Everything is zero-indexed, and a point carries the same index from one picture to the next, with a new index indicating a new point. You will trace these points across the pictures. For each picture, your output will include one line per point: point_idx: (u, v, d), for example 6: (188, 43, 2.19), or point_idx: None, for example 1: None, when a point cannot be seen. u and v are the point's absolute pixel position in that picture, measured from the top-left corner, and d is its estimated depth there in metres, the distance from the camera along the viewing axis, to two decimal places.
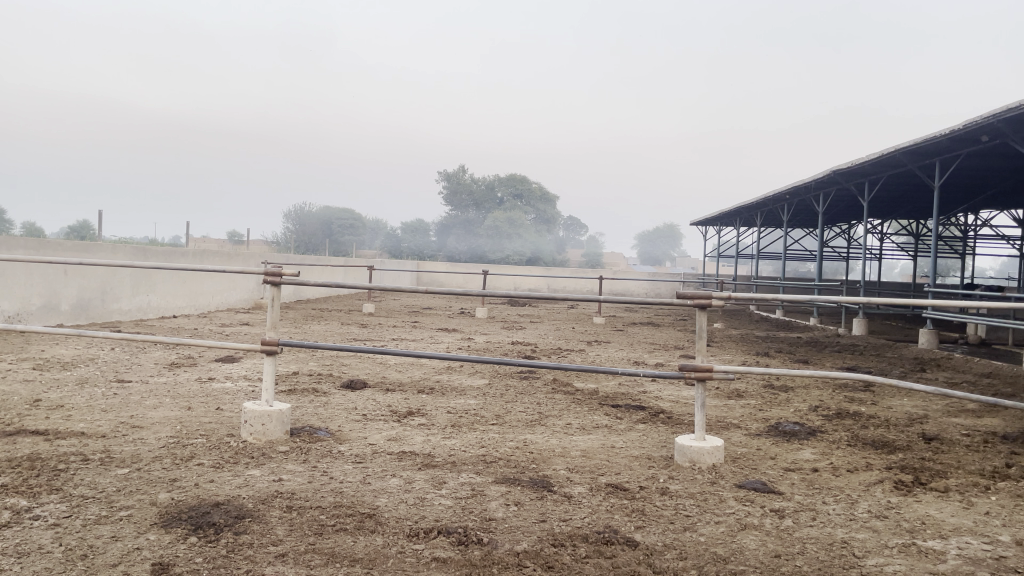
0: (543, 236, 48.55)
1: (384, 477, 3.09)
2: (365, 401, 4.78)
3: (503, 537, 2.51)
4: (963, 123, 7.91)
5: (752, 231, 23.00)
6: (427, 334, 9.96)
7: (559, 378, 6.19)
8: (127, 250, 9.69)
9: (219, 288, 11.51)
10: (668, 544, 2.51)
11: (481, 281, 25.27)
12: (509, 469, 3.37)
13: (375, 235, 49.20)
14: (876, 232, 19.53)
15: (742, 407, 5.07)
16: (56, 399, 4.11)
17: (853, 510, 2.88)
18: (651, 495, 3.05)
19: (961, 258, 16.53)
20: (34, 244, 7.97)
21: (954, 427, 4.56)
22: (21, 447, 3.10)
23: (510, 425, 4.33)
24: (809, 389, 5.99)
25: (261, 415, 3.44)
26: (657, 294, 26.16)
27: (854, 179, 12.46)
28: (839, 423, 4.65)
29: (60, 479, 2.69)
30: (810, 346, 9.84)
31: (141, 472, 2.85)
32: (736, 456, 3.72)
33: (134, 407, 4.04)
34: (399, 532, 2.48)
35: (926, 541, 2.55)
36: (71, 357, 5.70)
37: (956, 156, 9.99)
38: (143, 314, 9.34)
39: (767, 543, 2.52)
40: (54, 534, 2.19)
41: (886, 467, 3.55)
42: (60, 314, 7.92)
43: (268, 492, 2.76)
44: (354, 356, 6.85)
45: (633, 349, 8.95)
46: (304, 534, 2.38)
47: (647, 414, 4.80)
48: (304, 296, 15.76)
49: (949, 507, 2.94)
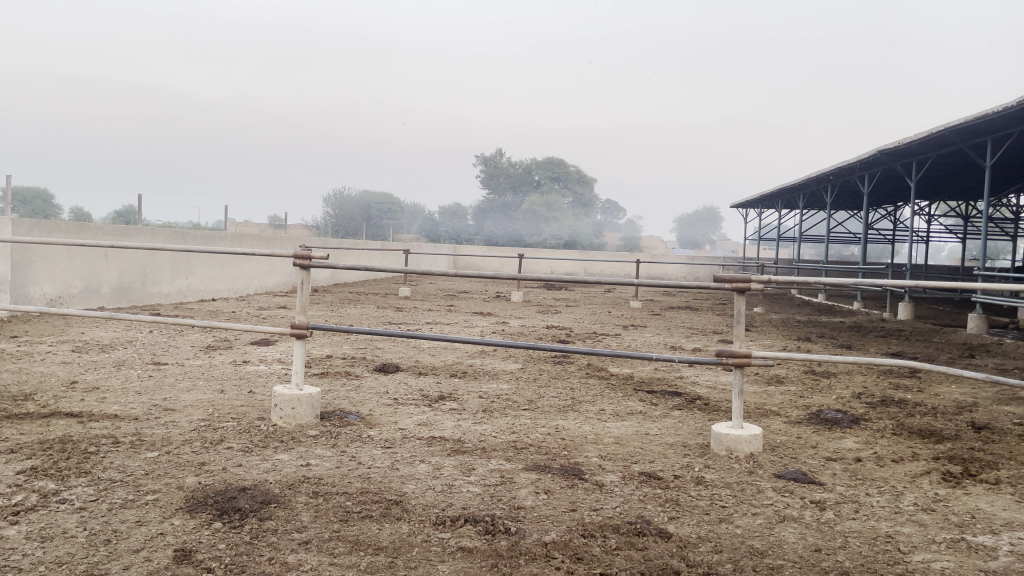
0: (581, 220, 48.12)
1: (412, 463, 3.05)
2: (396, 385, 4.76)
3: (531, 526, 2.44)
4: (1016, 99, 7.44)
5: (795, 213, 22.34)
6: (461, 318, 9.93)
7: (594, 363, 6.08)
8: (166, 234, 9.88)
9: (257, 271, 11.67)
10: (702, 536, 2.41)
11: (518, 265, 25.19)
12: (539, 456, 3.30)
13: (413, 220, 49.48)
14: (925, 212, 18.77)
15: (782, 393, 4.90)
16: (92, 382, 4.20)
17: (899, 503, 2.73)
18: (686, 484, 2.95)
19: (1014, 240, 15.75)
20: (75, 228, 8.18)
21: (1006, 416, 4.32)
22: (56, 429, 3.16)
23: (542, 411, 4.27)
24: (852, 375, 5.77)
25: (290, 399, 3.44)
26: (696, 277, 25.66)
27: (901, 159, 11.93)
28: (885, 410, 4.46)
29: (91, 462, 2.72)
30: (854, 331, 9.52)
31: (170, 456, 2.86)
32: (776, 444, 3.58)
33: (167, 390, 4.08)
34: (424, 520, 2.43)
35: (977, 537, 2.40)
36: (109, 339, 5.82)
37: (1010, 134, 9.48)
38: (182, 297, 9.54)
39: (806, 537, 2.40)
40: (79, 518, 2.20)
41: (935, 457, 3.37)
42: (101, 298, 8.13)
43: (295, 476, 2.74)
44: (388, 340, 6.85)
45: (670, 334, 8.78)
46: (328, 520, 2.35)
47: (683, 400, 4.67)
48: (341, 279, 15.92)
49: (1002, 500, 2.77)
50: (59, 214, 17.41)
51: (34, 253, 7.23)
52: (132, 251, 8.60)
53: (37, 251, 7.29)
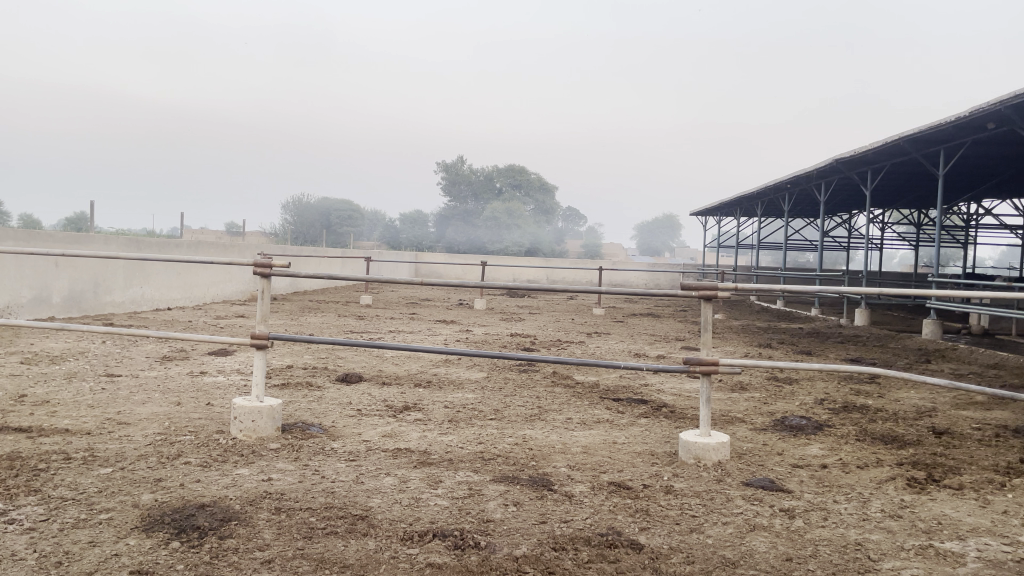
0: (542, 227, 48.32)
1: (377, 476, 2.97)
2: (360, 395, 4.66)
3: (501, 540, 2.39)
4: (969, 110, 7.71)
5: (753, 221, 22.81)
6: (425, 326, 9.84)
7: (559, 372, 6.06)
8: (120, 241, 9.55)
9: (215, 279, 11.38)
10: (674, 547, 2.40)
11: (481, 273, 25.13)
12: (508, 466, 3.25)
13: (374, 227, 49.03)
14: (878, 221, 19.34)
15: (747, 400, 4.95)
16: (41, 395, 3.99)
17: (865, 509, 2.76)
18: (656, 494, 2.94)
19: (963, 248, 16.34)
20: (24, 235, 7.85)
21: (965, 421, 4.44)
22: (2, 445, 2.98)
23: (509, 420, 4.22)
24: (813, 381, 5.88)
25: (251, 411, 3.33)
26: (657, 285, 25.91)
27: (857, 168, 12.28)
28: (847, 416, 4.54)
29: (40, 479, 2.57)
30: (813, 337, 9.73)
31: (125, 472, 2.73)
32: (742, 451, 3.61)
33: (121, 402, 3.92)
34: (391, 535, 2.36)
35: (944, 543, 2.44)
36: (60, 350, 5.58)
37: (961, 144, 9.84)
38: (137, 306, 9.22)
39: (777, 546, 2.40)
40: (28, 540, 2.07)
41: (897, 463, 3.44)
42: (52, 307, 7.80)
43: (256, 492, 2.64)
44: (350, 349, 6.73)
45: (634, 341, 8.84)
46: (292, 538, 2.26)
47: (650, 408, 4.68)
48: (301, 287, 15.62)
49: (966, 506, 2.83)
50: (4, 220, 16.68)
51: None
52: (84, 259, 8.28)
53: None
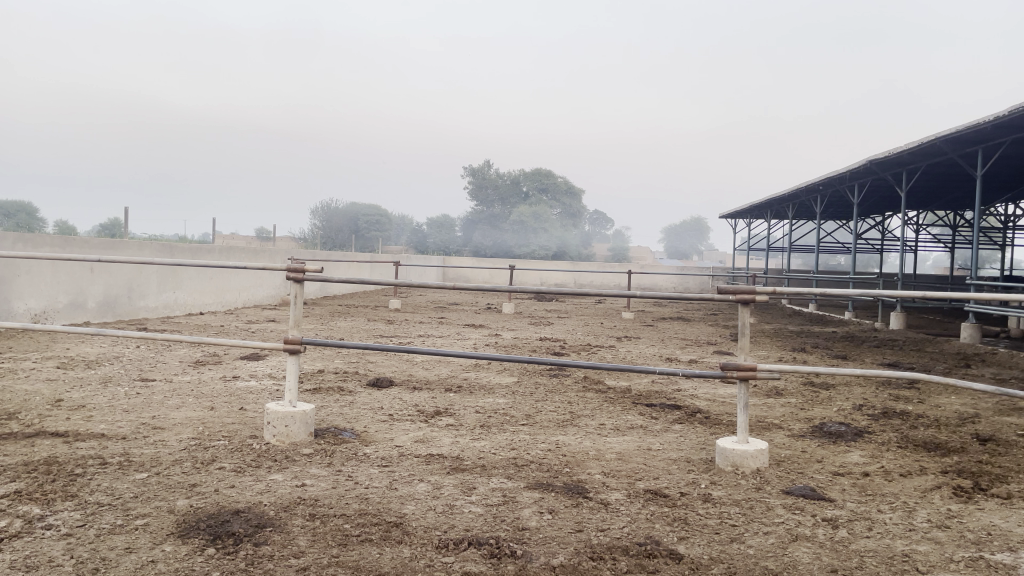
0: (568, 231, 48.20)
1: (411, 482, 2.95)
2: (390, 400, 4.65)
3: (537, 548, 2.35)
4: (1009, 108, 7.46)
5: (783, 223, 22.46)
6: (453, 330, 9.85)
7: (590, 376, 5.99)
8: (153, 247, 9.73)
9: (246, 284, 11.53)
10: (714, 557, 2.33)
11: (507, 276, 25.11)
12: (541, 473, 3.21)
13: (402, 232, 49.38)
14: (913, 223, 18.89)
15: (783, 406, 4.84)
16: (78, 399, 4.06)
17: (912, 519, 2.66)
18: (693, 502, 2.87)
19: (1002, 249, 15.87)
20: (61, 241, 8.05)
21: (1010, 427, 4.28)
22: (40, 450, 3.03)
23: (540, 426, 4.17)
24: (850, 387, 5.73)
25: (284, 417, 3.33)
26: (686, 288, 25.62)
27: (891, 169, 12.01)
28: (887, 422, 4.41)
29: (77, 484, 2.60)
30: (848, 341, 9.50)
31: (160, 477, 2.75)
32: (781, 458, 3.52)
33: (156, 407, 3.96)
34: (426, 543, 2.34)
35: (996, 555, 2.33)
36: (96, 355, 5.69)
37: (999, 144, 9.56)
38: (169, 311, 9.38)
39: (822, 556, 2.32)
40: (65, 545, 2.09)
41: (943, 471, 3.32)
42: (87, 312, 7.97)
43: (290, 498, 2.64)
44: (379, 354, 6.75)
45: (664, 345, 8.74)
46: (327, 545, 2.24)
47: (684, 414, 4.60)
48: (329, 292, 15.75)
49: (1018, 516, 2.71)
50: (43, 228, 17.14)
51: (17, 268, 7.10)
52: (118, 265, 8.45)
53: (21, 266, 7.16)
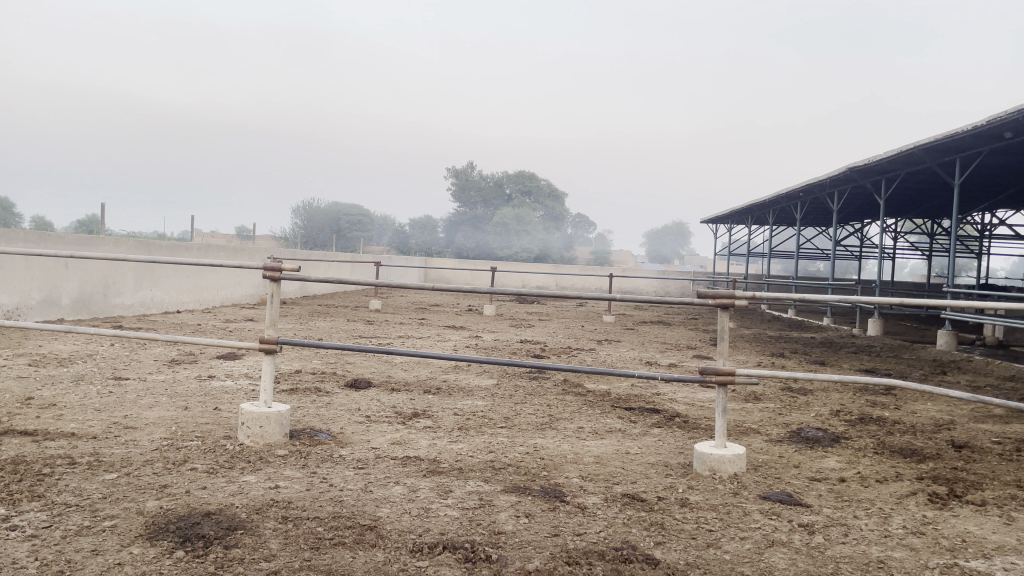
0: (551, 234, 48.26)
1: (386, 485, 2.91)
2: (368, 401, 4.60)
3: (513, 553, 2.33)
4: (984, 119, 7.62)
5: (763, 229, 22.70)
6: (434, 332, 9.81)
7: (571, 380, 5.98)
8: (130, 244, 9.58)
9: (224, 282, 11.39)
10: (690, 563, 2.33)
11: (490, 278, 25.05)
12: (518, 477, 3.19)
13: (384, 232, 49.10)
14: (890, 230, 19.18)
15: (761, 411, 4.86)
16: (48, 397, 3.97)
17: (887, 526, 2.68)
18: (671, 506, 2.87)
19: (977, 258, 16.15)
20: (35, 236, 7.88)
21: (984, 435, 4.33)
22: (7, 448, 2.95)
23: (519, 429, 4.15)
24: (828, 392, 5.78)
25: (259, 417, 3.28)
26: (667, 293, 25.76)
27: (870, 176, 12.17)
28: (863, 428, 4.45)
29: (44, 484, 2.53)
30: (826, 347, 9.60)
31: (130, 477, 2.69)
32: (759, 463, 3.53)
33: (128, 406, 3.88)
34: (400, 547, 2.30)
35: (969, 562, 2.35)
36: (69, 352, 5.57)
37: (976, 153, 9.74)
38: (146, 309, 9.24)
39: (797, 562, 2.33)
40: (30, 547, 2.03)
41: (918, 477, 3.35)
42: (61, 310, 7.82)
43: (263, 500, 2.59)
44: (358, 355, 6.68)
45: (644, 349, 8.77)
46: (299, 548, 2.20)
47: (663, 418, 4.60)
48: (309, 291, 15.59)
49: (990, 523, 2.74)
50: (16, 223, 16.78)
51: None
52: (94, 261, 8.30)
53: None
